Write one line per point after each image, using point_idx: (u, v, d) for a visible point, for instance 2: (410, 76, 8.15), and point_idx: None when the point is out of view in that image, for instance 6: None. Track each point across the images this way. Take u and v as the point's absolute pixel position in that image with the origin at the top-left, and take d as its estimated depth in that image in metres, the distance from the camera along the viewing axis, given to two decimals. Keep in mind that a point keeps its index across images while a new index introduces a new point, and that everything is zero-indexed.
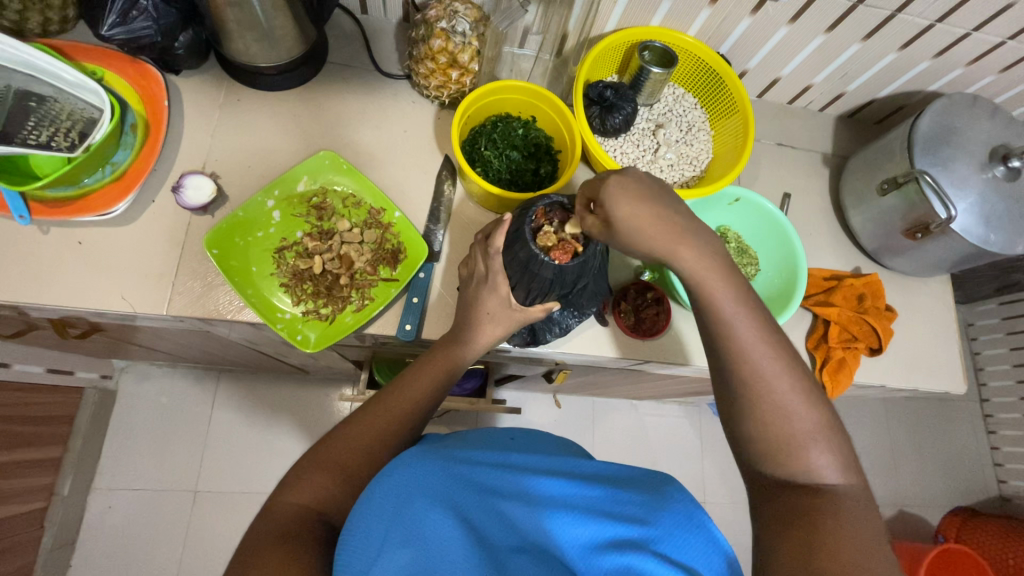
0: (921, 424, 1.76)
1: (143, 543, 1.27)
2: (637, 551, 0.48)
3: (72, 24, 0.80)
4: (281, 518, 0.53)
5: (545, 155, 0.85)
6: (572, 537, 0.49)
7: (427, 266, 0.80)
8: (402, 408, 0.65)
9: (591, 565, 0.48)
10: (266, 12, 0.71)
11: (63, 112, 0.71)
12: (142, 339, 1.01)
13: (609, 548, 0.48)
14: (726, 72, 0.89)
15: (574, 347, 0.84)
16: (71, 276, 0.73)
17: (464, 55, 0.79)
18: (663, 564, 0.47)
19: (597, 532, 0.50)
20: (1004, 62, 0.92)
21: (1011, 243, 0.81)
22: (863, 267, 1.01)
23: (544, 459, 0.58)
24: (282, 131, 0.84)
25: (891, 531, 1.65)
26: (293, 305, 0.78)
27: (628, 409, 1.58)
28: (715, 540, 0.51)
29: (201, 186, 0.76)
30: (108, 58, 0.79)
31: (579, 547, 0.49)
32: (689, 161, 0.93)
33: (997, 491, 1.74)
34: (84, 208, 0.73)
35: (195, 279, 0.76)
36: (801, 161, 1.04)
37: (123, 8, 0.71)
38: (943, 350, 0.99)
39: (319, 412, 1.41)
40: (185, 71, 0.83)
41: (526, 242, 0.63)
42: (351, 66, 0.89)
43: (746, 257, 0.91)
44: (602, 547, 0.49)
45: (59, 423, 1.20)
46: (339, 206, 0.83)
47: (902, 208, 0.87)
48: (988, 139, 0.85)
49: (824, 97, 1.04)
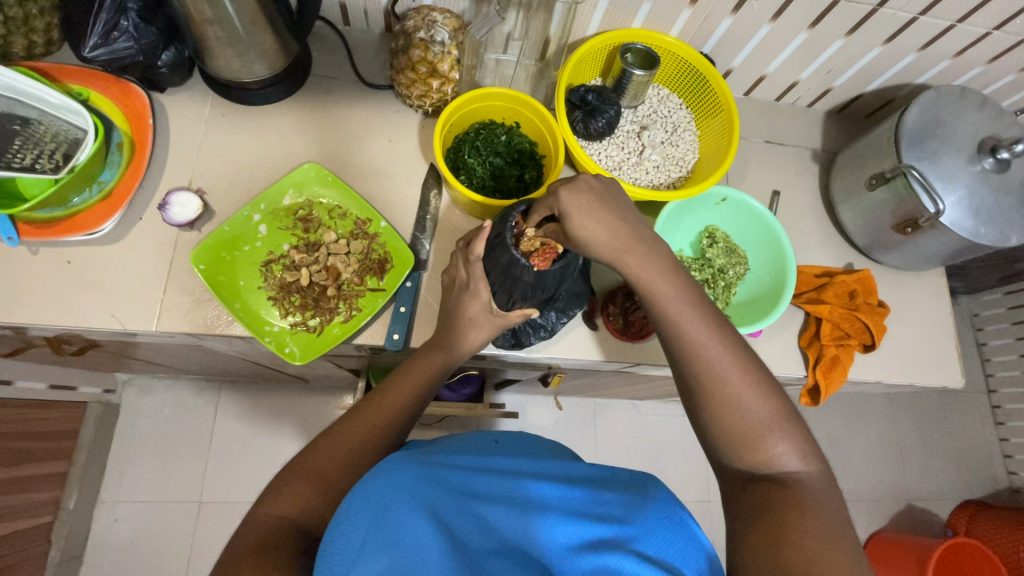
0: (927, 417, 1.74)
1: (149, 554, 1.28)
2: (614, 551, 0.48)
3: (57, 45, 0.81)
4: (262, 531, 0.54)
5: (529, 161, 0.85)
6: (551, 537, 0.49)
7: (413, 275, 0.81)
8: (386, 414, 0.66)
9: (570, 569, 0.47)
10: (247, 28, 0.72)
11: (47, 134, 0.72)
12: (140, 354, 1.02)
13: (587, 550, 0.48)
14: (709, 72, 0.88)
15: (562, 350, 0.84)
16: (63, 295, 0.74)
17: (444, 64, 0.79)
18: (640, 564, 0.47)
19: (577, 533, 0.50)
20: (993, 52, 0.92)
21: (1003, 235, 0.80)
22: (855, 262, 1.00)
23: (528, 462, 0.58)
24: (268, 145, 0.85)
25: (899, 526, 1.63)
26: (281, 317, 0.79)
27: (629, 409, 1.58)
28: (698, 542, 0.51)
29: (187, 204, 0.77)
30: (92, 78, 0.80)
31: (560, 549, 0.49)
32: (675, 162, 0.93)
33: (1007, 482, 1.72)
34: (73, 228, 0.74)
35: (184, 294, 0.77)
36: (790, 158, 1.03)
37: (104, 29, 0.72)
38: (939, 344, 0.98)
39: (320, 420, 1.42)
40: (171, 88, 0.84)
41: (507, 248, 0.63)
42: (334, 77, 0.89)
43: (735, 257, 0.90)
44: (580, 548, 0.49)
45: (63, 438, 1.21)
46: (325, 217, 0.83)
47: (891, 202, 0.86)
48: (977, 131, 0.85)
49: (811, 93, 1.04)
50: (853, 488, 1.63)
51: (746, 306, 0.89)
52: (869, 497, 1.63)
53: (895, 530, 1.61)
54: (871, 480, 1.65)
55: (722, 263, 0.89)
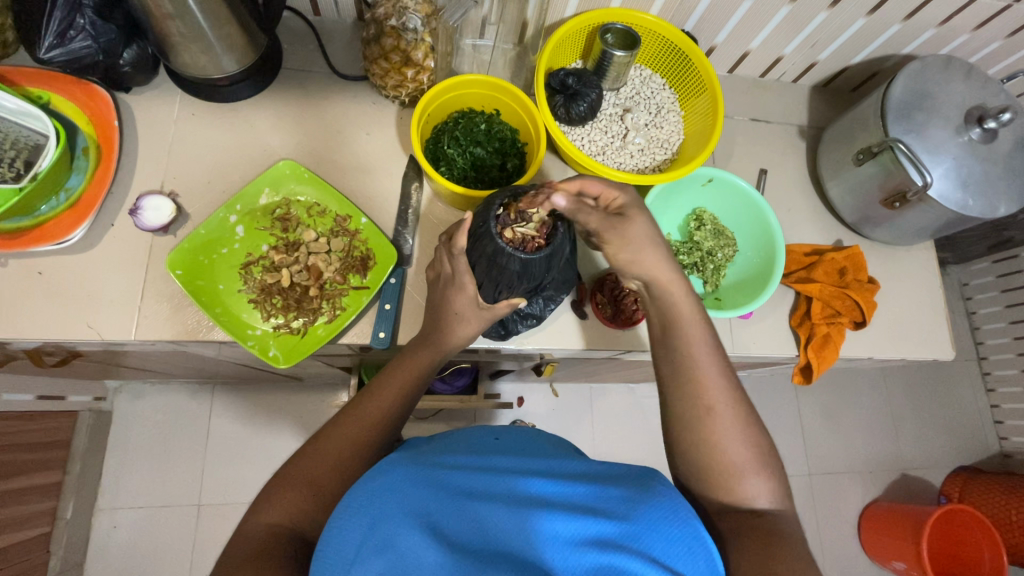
0: (919, 386, 1.75)
1: (150, 558, 1.27)
2: (619, 551, 0.46)
3: (13, 48, 0.77)
4: (253, 541, 0.53)
5: (511, 149, 0.82)
6: (552, 534, 0.47)
7: (397, 271, 0.79)
8: (376, 413, 0.64)
9: (570, 565, 0.45)
10: (213, 21, 0.69)
11: (5, 140, 0.69)
12: (128, 362, 1.00)
13: (591, 546, 0.46)
14: (692, 50, 0.86)
15: (550, 340, 0.84)
16: (38, 307, 0.72)
17: (418, 52, 0.77)
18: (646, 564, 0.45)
19: (580, 528, 0.47)
20: (978, 19, 0.90)
21: (991, 206, 0.80)
22: (844, 239, 0.99)
23: (528, 459, 0.56)
24: (241, 142, 0.83)
25: (896, 496, 1.65)
26: (264, 320, 0.77)
27: (625, 392, 1.58)
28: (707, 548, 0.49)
29: (161, 207, 0.75)
30: (53, 81, 0.76)
31: (562, 547, 0.46)
32: (660, 145, 0.91)
33: (998, 447, 1.75)
34: (41, 237, 0.72)
35: (162, 301, 0.75)
36: (776, 135, 1.02)
37: (59, 29, 0.69)
38: (931, 318, 0.98)
39: (315, 417, 1.41)
40: (136, 88, 0.81)
41: (491, 237, 0.61)
42: (308, 70, 0.87)
43: (723, 239, 0.89)
44: (582, 544, 0.46)
45: (55, 448, 1.19)
46: (304, 215, 0.81)
47: (879, 176, 0.85)
48: (963, 101, 0.83)
49: (796, 68, 1.02)
50: (848, 460, 1.64)
51: (736, 289, 0.88)
52: (864, 468, 1.65)
53: (892, 499, 1.63)
54: (867, 450, 1.66)
55: (709, 246, 0.88)
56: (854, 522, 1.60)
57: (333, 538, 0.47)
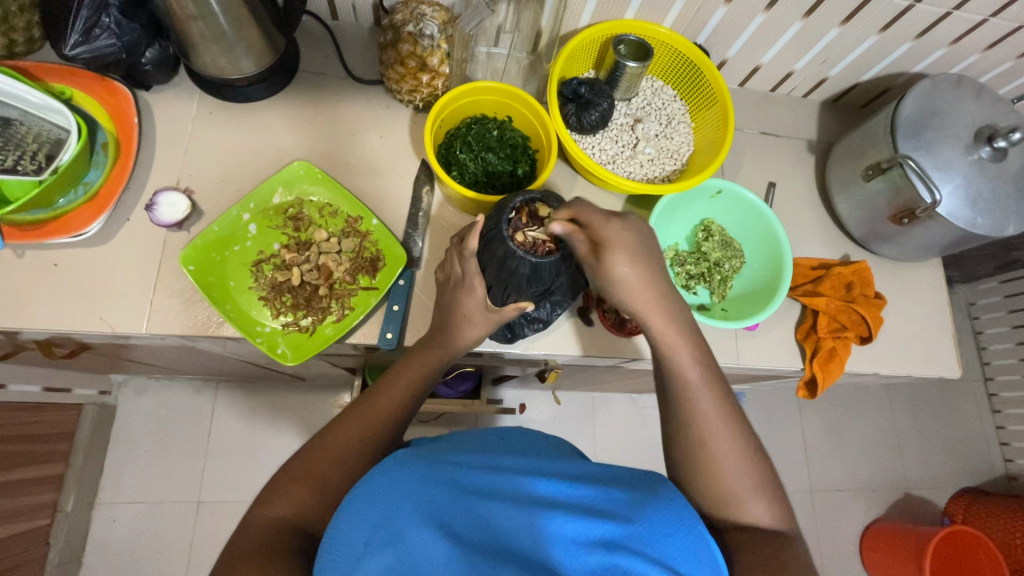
0: (923, 405, 1.74)
1: (148, 553, 1.28)
2: (625, 552, 0.46)
3: (39, 44, 0.79)
4: (259, 533, 0.53)
5: (522, 155, 0.83)
6: (561, 535, 0.47)
7: (406, 273, 0.80)
8: (384, 411, 0.65)
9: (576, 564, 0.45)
10: (234, 23, 0.70)
11: (28, 135, 0.71)
12: (134, 356, 1.00)
13: (597, 547, 0.46)
14: (704, 63, 0.87)
15: (557, 346, 0.84)
16: (52, 298, 0.73)
17: (434, 58, 0.78)
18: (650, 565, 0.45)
19: (588, 529, 0.47)
20: (989, 39, 0.90)
21: (1000, 225, 0.80)
22: (852, 253, 1.00)
23: (533, 461, 0.56)
24: (256, 142, 0.84)
25: (899, 515, 1.63)
26: (274, 317, 0.78)
27: (627, 402, 1.58)
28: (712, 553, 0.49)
29: (176, 203, 0.76)
30: (74, 77, 0.78)
31: (570, 545, 0.46)
32: (669, 155, 0.92)
33: (1004, 470, 1.73)
34: (58, 229, 0.73)
35: (174, 296, 0.76)
36: (786, 149, 1.02)
37: (85, 26, 0.71)
38: (936, 335, 0.97)
39: (317, 417, 1.41)
40: (156, 86, 0.82)
41: (504, 240, 0.63)
42: (324, 73, 0.88)
43: (730, 250, 0.90)
44: (590, 544, 0.46)
45: (59, 440, 1.19)
46: (316, 216, 0.82)
47: (887, 193, 0.86)
48: (973, 120, 0.83)
49: (806, 83, 1.03)
50: (850, 477, 1.63)
51: (741, 300, 0.89)
52: (867, 486, 1.64)
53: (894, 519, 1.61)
54: (869, 468, 1.65)
55: (716, 257, 0.88)
56: (856, 540, 1.58)
57: (339, 531, 0.47)
